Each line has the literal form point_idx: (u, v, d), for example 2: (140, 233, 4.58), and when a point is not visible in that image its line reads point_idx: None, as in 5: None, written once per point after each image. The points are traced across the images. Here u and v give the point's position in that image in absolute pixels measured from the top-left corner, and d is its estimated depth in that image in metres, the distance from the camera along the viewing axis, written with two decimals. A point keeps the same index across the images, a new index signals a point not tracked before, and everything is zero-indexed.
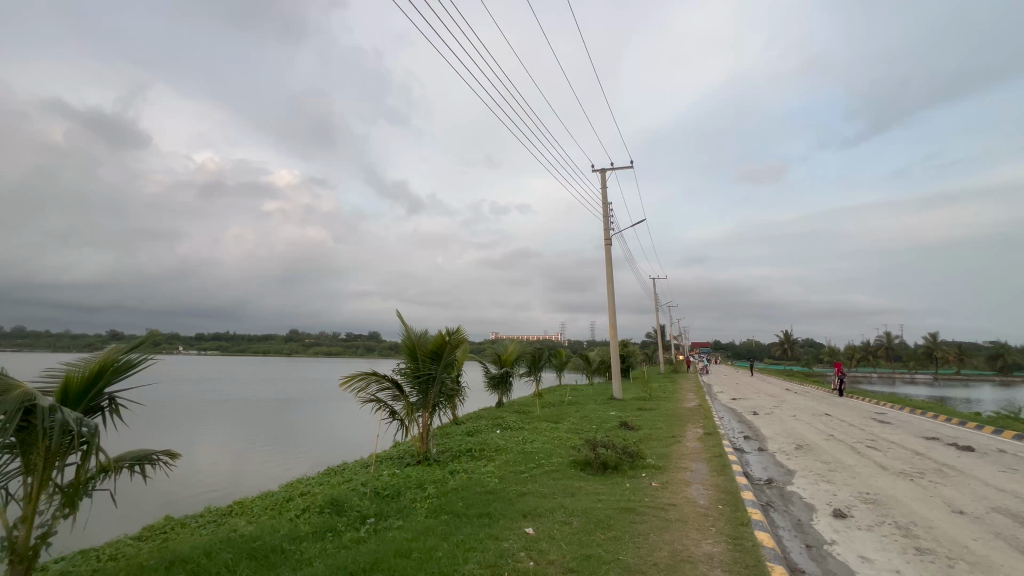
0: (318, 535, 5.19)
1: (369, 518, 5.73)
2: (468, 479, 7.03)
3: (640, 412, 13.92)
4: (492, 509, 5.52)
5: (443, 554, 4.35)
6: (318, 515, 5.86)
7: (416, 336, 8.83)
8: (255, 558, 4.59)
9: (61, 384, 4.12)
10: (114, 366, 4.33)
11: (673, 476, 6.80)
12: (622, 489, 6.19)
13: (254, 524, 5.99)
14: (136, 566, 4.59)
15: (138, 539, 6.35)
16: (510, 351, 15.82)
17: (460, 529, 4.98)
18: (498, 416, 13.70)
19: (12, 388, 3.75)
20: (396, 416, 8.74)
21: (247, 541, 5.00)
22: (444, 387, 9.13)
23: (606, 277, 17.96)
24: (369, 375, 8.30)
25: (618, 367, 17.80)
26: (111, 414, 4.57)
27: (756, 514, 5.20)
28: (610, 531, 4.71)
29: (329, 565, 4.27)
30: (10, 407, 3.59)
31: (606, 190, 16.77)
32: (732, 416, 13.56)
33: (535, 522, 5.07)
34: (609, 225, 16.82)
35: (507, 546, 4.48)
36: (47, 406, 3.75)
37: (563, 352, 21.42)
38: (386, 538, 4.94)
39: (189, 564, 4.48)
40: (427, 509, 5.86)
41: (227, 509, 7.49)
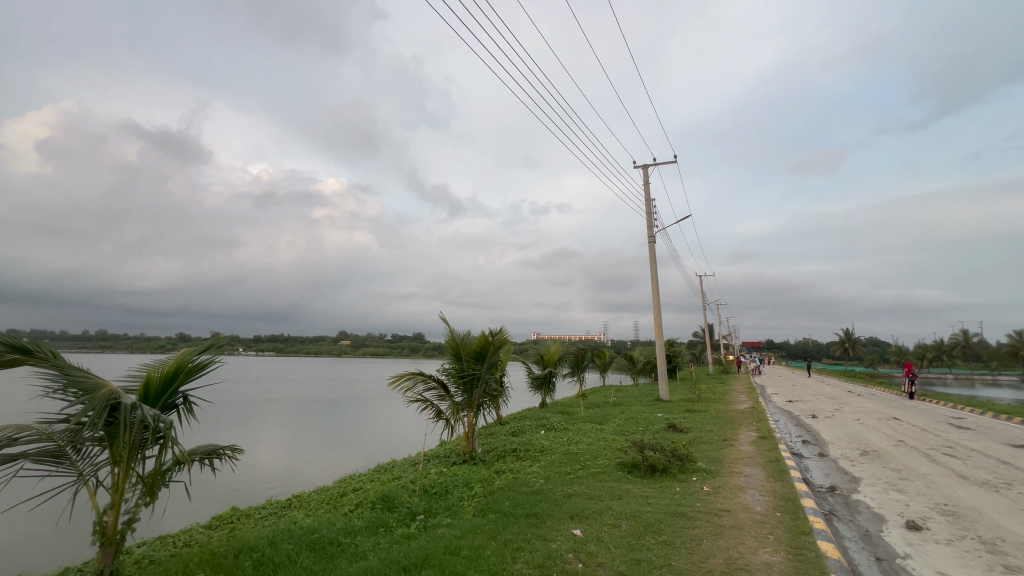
0: (372, 530, 5.38)
1: (418, 514, 5.88)
2: (514, 479, 7.06)
3: (689, 413, 13.50)
4: (539, 509, 5.53)
5: (491, 553, 4.39)
6: (370, 511, 6.08)
7: (460, 337, 8.96)
8: (315, 550, 4.81)
9: (142, 384, 4.48)
10: (188, 367, 4.68)
11: (726, 480, 6.54)
12: (671, 493, 6.03)
13: (312, 517, 6.29)
14: (206, 553, 4.91)
15: (208, 527, 6.84)
16: (552, 351, 15.79)
17: (508, 529, 5.01)
18: (541, 416, 13.70)
19: (100, 387, 4.12)
20: (442, 416, 8.91)
21: (307, 533, 5.25)
22: (488, 387, 9.22)
23: (651, 275, 17.49)
24: (416, 375, 8.49)
25: (664, 367, 17.33)
26: (185, 411, 4.92)
27: (819, 523, 4.92)
28: (661, 536, 4.60)
29: (383, 559, 4.41)
30: (98, 405, 3.93)
31: (648, 186, 16.37)
32: (789, 419, 12.91)
33: (582, 524, 5.03)
34: (653, 223, 16.39)
35: (555, 547, 4.47)
36: (130, 405, 4.08)
37: (607, 352, 21.10)
38: (435, 535, 5.04)
39: (255, 552, 4.76)
40: (474, 508, 5.92)
41: (286, 502, 7.91)
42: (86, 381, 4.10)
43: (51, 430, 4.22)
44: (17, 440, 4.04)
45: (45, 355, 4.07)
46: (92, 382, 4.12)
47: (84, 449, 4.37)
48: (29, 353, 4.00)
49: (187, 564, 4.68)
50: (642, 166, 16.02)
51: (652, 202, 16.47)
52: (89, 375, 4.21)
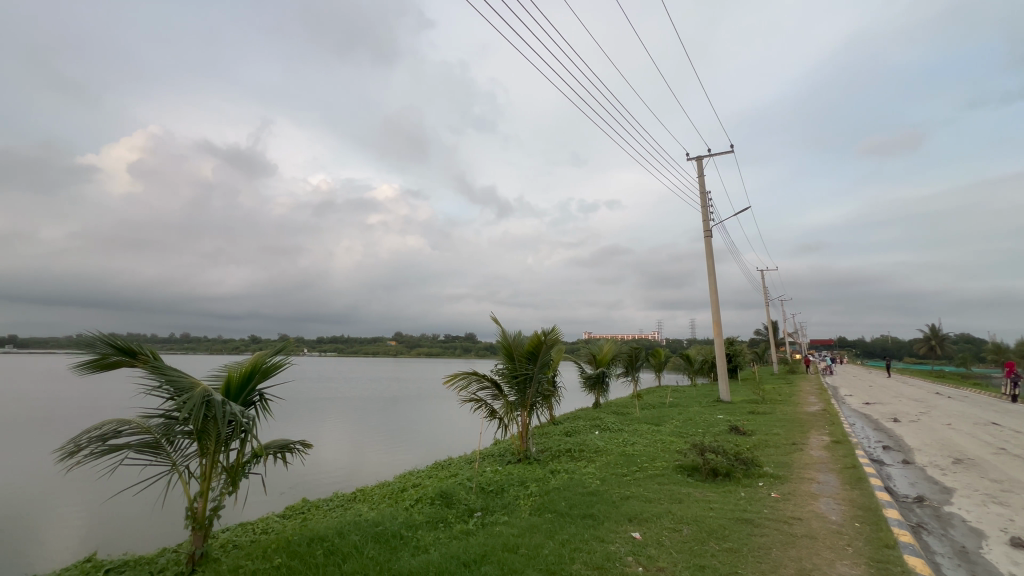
0: (432, 525, 5.56)
1: (476, 511, 6.00)
2: (569, 479, 7.04)
3: (753, 416, 12.84)
4: (596, 510, 5.48)
5: (549, 552, 4.40)
6: (429, 506, 6.27)
7: (512, 338, 9.03)
8: (379, 541, 5.04)
9: (224, 383, 4.88)
10: (263, 367, 5.05)
11: (796, 487, 6.17)
12: (735, 498, 5.76)
13: (376, 510, 6.58)
14: (282, 540, 5.25)
15: (283, 516, 7.33)
16: (605, 350, 15.61)
17: (565, 529, 5.01)
18: (595, 416, 13.55)
19: (194, 386, 4.51)
20: (496, 415, 9.04)
21: (372, 525, 5.50)
22: (541, 387, 9.23)
23: (708, 271, 16.75)
24: (470, 375, 8.66)
25: (724, 367, 16.57)
26: (262, 408, 5.29)
27: (904, 536, 4.54)
28: (725, 542, 4.42)
29: (443, 554, 4.54)
30: (192, 402, 4.33)
31: (703, 178, 15.71)
32: (866, 423, 11.96)
33: (641, 527, 4.92)
34: (708, 216, 15.73)
35: (613, 549, 4.41)
36: (219, 401, 4.48)
37: (662, 351, 20.50)
38: (493, 532, 5.12)
39: (325, 542, 5.05)
40: (531, 506, 5.98)
41: (351, 495, 8.32)
42: (181, 379, 4.52)
43: (149, 424, 4.69)
44: (122, 432, 4.53)
45: (147, 356, 4.55)
46: (186, 381, 4.53)
47: (177, 442, 4.81)
48: (132, 354, 4.47)
49: (266, 550, 5.04)
50: (695, 157, 15.37)
51: (707, 194, 15.80)
52: (181, 374, 4.64)
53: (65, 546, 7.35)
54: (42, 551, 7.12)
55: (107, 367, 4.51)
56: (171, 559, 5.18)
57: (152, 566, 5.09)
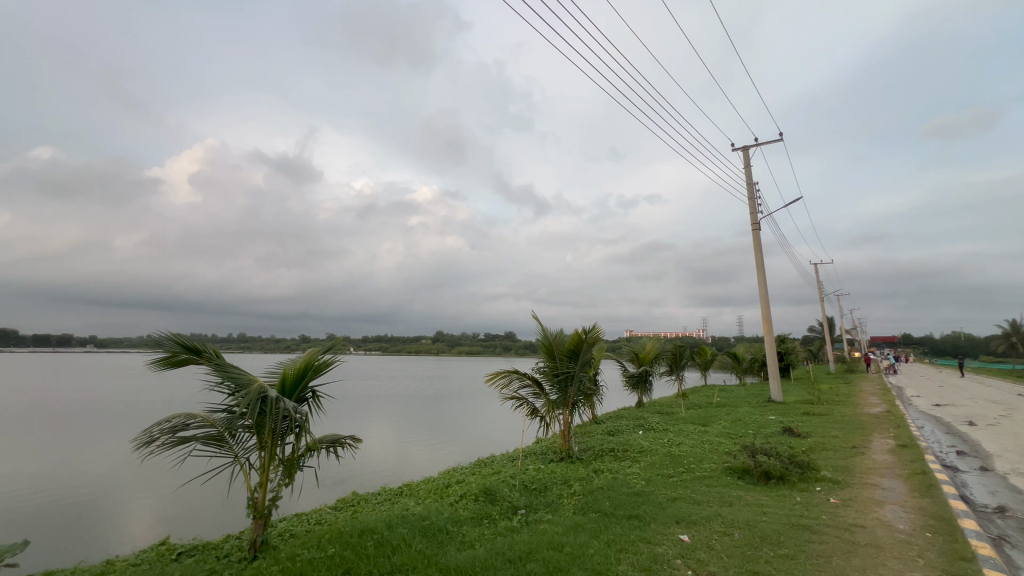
0: (477, 521, 5.63)
1: (520, 509, 6.03)
2: (613, 479, 6.95)
3: (808, 417, 12.21)
4: (642, 511, 5.38)
5: (595, 552, 4.37)
6: (474, 502, 6.37)
7: (552, 336, 9.00)
8: (427, 535, 5.17)
9: (280, 379, 5.15)
10: (315, 365, 5.30)
11: (858, 493, 5.81)
12: (790, 503, 5.50)
13: (422, 505, 6.74)
14: (335, 531, 5.48)
15: (335, 508, 7.65)
16: (648, 348, 15.33)
17: (611, 529, 4.95)
18: (638, 416, 13.30)
19: (252, 383, 4.78)
20: (537, 413, 9.05)
21: (419, 519, 5.65)
22: (582, 385, 9.15)
23: (757, 266, 16.05)
24: (511, 373, 8.72)
25: (775, 366, 15.82)
26: (314, 404, 5.53)
27: (984, 549, 4.19)
28: (781, 548, 4.23)
29: (489, 550, 4.59)
30: (251, 398, 4.58)
31: (749, 169, 15.05)
32: (937, 425, 11.11)
33: (690, 530, 4.79)
34: (756, 208, 15.06)
35: (661, 551, 4.32)
36: (275, 397, 4.72)
37: (708, 349, 19.84)
38: (538, 530, 5.14)
39: (375, 534, 5.24)
40: (575, 505, 5.95)
41: (398, 490, 8.56)
42: (240, 376, 4.80)
43: (213, 418, 5.01)
44: (189, 425, 4.87)
45: (210, 354, 4.85)
46: (245, 379, 4.81)
47: (238, 435, 5.11)
48: (198, 352, 4.79)
49: (321, 540, 5.29)
50: (741, 147, 14.75)
51: (754, 185, 15.13)
52: (241, 372, 4.92)
53: (141, 530, 7.97)
54: (122, 534, 7.75)
55: (176, 364, 4.85)
56: (235, 546, 5.51)
57: (218, 551, 5.44)
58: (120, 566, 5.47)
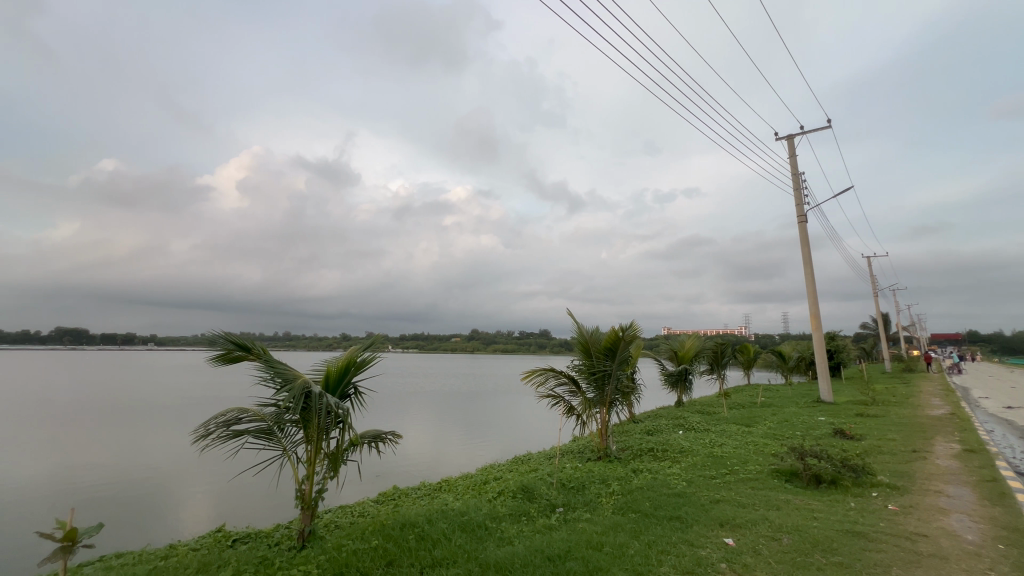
0: (515, 518, 5.66)
1: (558, 506, 6.02)
2: (653, 480, 6.81)
3: (861, 418, 11.57)
4: (683, 512, 5.26)
5: (635, 552, 4.31)
6: (512, 499, 6.40)
7: (589, 333, 8.90)
8: (466, 530, 5.24)
9: (324, 376, 5.33)
10: (356, 361, 5.46)
11: (920, 500, 5.46)
12: (844, 508, 5.23)
13: (461, 501, 6.84)
14: (377, 524, 5.63)
15: (377, 501, 7.87)
16: (687, 347, 14.94)
17: (651, 530, 4.87)
18: (678, 415, 12.99)
19: (297, 378, 4.98)
20: (574, 411, 9.00)
21: (458, 515, 5.73)
22: (620, 384, 9.00)
23: (803, 259, 15.32)
24: (547, 371, 8.70)
25: (824, 365, 15.07)
26: (356, 399, 5.70)
27: None
28: (834, 556, 4.03)
29: (528, 547, 4.60)
30: (297, 392, 4.77)
31: (794, 159, 14.37)
32: (1008, 429, 10.27)
33: (735, 533, 4.64)
34: (802, 200, 14.38)
35: (704, 554, 4.21)
36: (318, 393, 4.89)
37: (751, 347, 19.12)
38: (576, 529, 5.11)
39: (416, 527, 5.35)
40: (613, 505, 5.88)
41: (437, 485, 8.72)
42: (287, 372, 5.01)
43: (263, 413, 5.25)
44: (242, 418, 5.12)
45: (259, 351, 5.08)
46: (291, 374, 5.02)
47: (286, 429, 5.33)
48: (249, 349, 5.02)
49: (365, 531, 5.46)
50: (785, 136, 14.08)
51: (799, 175, 14.45)
52: (287, 368, 5.13)
53: (199, 517, 8.47)
54: (183, 520, 8.25)
55: (230, 361, 5.12)
56: (285, 534, 5.78)
57: (269, 539, 5.71)
58: (181, 550, 5.84)
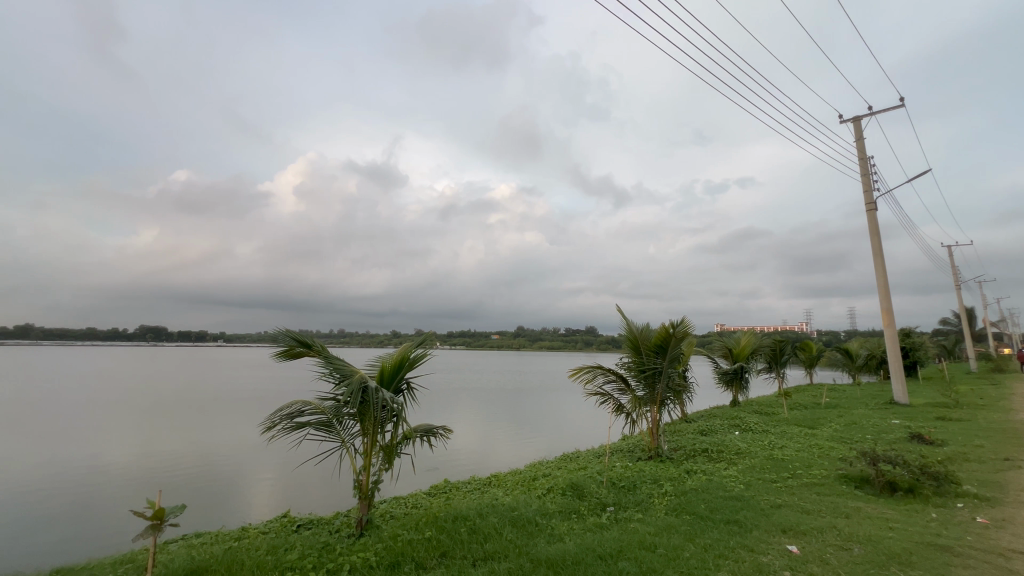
0: (565, 515, 5.65)
1: (608, 505, 5.95)
2: (708, 481, 6.59)
3: (942, 422, 10.64)
4: (741, 517, 5.05)
5: (690, 555, 4.18)
6: (562, 496, 6.40)
7: (638, 330, 8.71)
8: (517, 525, 5.29)
9: (379, 371, 5.54)
10: (408, 358, 5.64)
11: (1015, 513, 4.94)
12: (923, 519, 4.83)
13: (511, 496, 6.91)
14: (430, 515, 5.79)
15: (429, 494, 8.11)
16: (743, 343, 14.33)
17: (707, 533, 4.71)
18: (734, 415, 12.48)
19: (355, 374, 5.22)
20: (623, 409, 8.85)
21: (508, 510, 5.78)
22: (671, 382, 8.75)
23: (873, 250, 14.24)
24: (595, 368, 8.62)
25: (898, 363, 13.95)
26: (409, 394, 5.89)
27: None
28: (913, 570, 3.74)
29: (579, 545, 4.59)
30: (354, 387, 5.00)
31: (862, 142, 13.36)
32: None
33: (799, 541, 4.41)
34: (871, 185, 13.34)
35: (766, 561, 4.02)
36: (375, 387, 5.10)
37: (813, 345, 18.02)
38: (628, 529, 5.04)
39: (468, 520, 5.46)
40: (666, 506, 5.74)
41: (487, 479, 8.85)
42: (345, 368, 5.25)
43: (323, 406, 5.54)
44: (304, 411, 5.42)
45: (318, 348, 5.36)
46: (349, 369, 5.26)
47: (344, 422, 5.58)
48: (309, 346, 5.30)
49: (419, 522, 5.62)
50: (851, 118, 13.13)
51: (868, 159, 13.42)
52: (345, 364, 5.36)
53: (266, 503, 9.05)
54: (252, 506, 8.84)
55: (293, 356, 5.42)
56: (344, 522, 6.07)
57: (330, 526, 6.03)
58: (252, 532, 6.28)
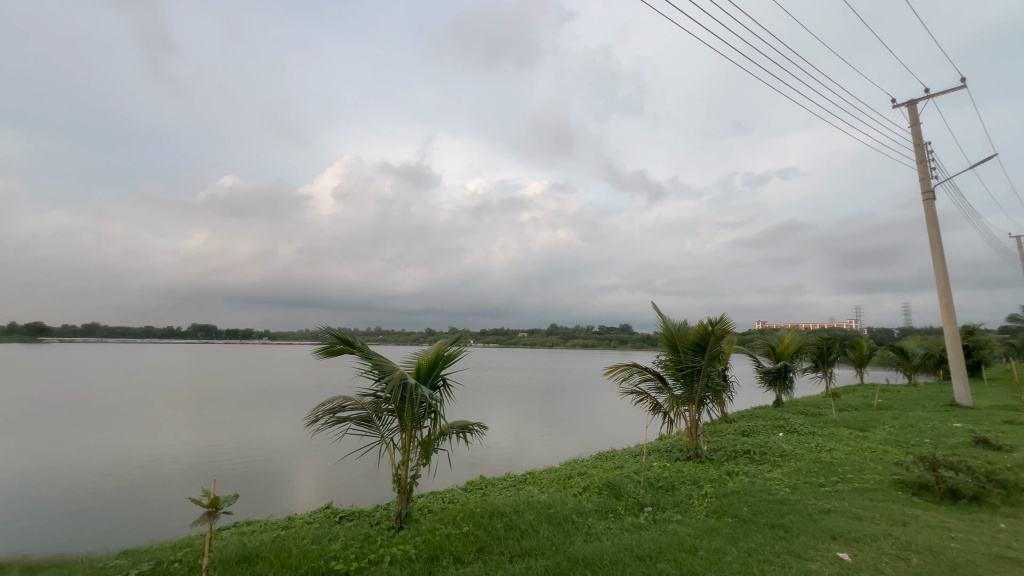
0: (602, 514, 5.60)
1: (646, 506, 5.86)
2: (750, 484, 6.39)
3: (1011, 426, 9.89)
4: (787, 521, 4.86)
5: (733, 559, 4.07)
6: (598, 495, 6.35)
7: (675, 327, 8.52)
8: (553, 523, 5.28)
9: (416, 368, 5.64)
10: (444, 355, 5.74)
11: None
12: (990, 530, 4.50)
13: (546, 493, 6.91)
14: (467, 511, 5.87)
15: (465, 489, 8.22)
16: (787, 341, 13.76)
17: (751, 537, 4.57)
18: (777, 416, 12.03)
19: (394, 370, 5.34)
20: (660, 408, 8.68)
21: (544, 507, 5.78)
22: (710, 381, 8.51)
23: (930, 242, 13.36)
24: (630, 367, 8.50)
25: (960, 363, 13.05)
26: (445, 391, 5.98)
27: None
28: None
29: (616, 544, 4.54)
30: (394, 384, 5.11)
31: (917, 128, 12.55)
32: None
33: (851, 548, 4.20)
34: (928, 173, 12.51)
35: (814, 568, 3.87)
36: (413, 384, 5.20)
37: (864, 343, 17.11)
38: (667, 530, 4.95)
39: (505, 517, 5.50)
40: (706, 507, 5.59)
41: (523, 477, 8.88)
42: (385, 365, 5.38)
43: (363, 402, 5.69)
44: (345, 407, 5.60)
45: (359, 345, 5.51)
46: (388, 366, 5.39)
47: (383, 417, 5.72)
48: (350, 343, 5.46)
49: (456, 517, 5.71)
50: (906, 102, 12.35)
51: (924, 145, 12.58)
52: (383, 361, 5.49)
53: (310, 494, 9.40)
54: (298, 497, 9.22)
55: (333, 354, 5.59)
56: (384, 515, 6.23)
57: (371, 518, 6.21)
58: (298, 522, 6.54)
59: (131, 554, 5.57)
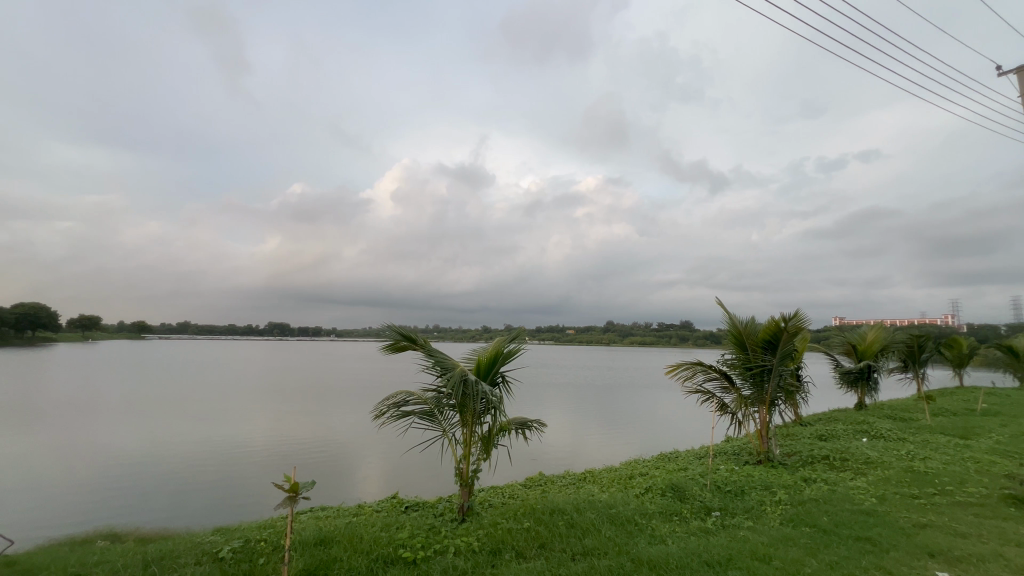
0: (667, 517, 5.44)
1: (714, 510, 5.61)
2: (831, 492, 5.94)
3: None
4: (874, 534, 4.48)
5: (813, 571, 3.81)
6: (661, 497, 6.17)
7: (743, 324, 8.09)
8: (616, 523, 5.21)
9: (476, 364, 5.75)
10: (503, 352, 5.82)
11: None
12: None
13: (607, 493, 6.81)
14: (528, 507, 5.90)
15: (524, 485, 8.30)
16: (869, 339, 12.62)
17: (832, 549, 4.25)
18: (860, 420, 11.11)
19: (455, 367, 5.46)
20: (727, 409, 8.27)
21: (606, 507, 5.71)
22: (783, 380, 8.00)
23: None
24: (694, 365, 8.18)
25: None
26: (504, 387, 6.04)
27: None
28: None
29: (683, 548, 4.39)
30: (455, 380, 5.22)
31: None
32: None
33: (952, 568, 3.80)
34: None
35: None
36: (474, 380, 5.30)
37: (962, 341, 15.35)
38: (738, 536, 4.72)
39: (565, 514, 5.48)
40: (781, 515, 5.27)
41: (581, 475, 8.81)
42: (446, 361, 5.52)
43: (425, 397, 5.85)
44: (409, 401, 5.80)
45: (421, 342, 5.67)
46: (449, 363, 5.52)
47: (445, 412, 5.89)
48: (413, 340, 5.65)
49: (516, 512, 5.77)
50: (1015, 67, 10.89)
51: None
52: (444, 358, 5.63)
53: (377, 484, 9.89)
54: (366, 486, 9.72)
55: (398, 350, 5.80)
56: (447, 507, 6.42)
57: (435, 509, 6.42)
58: (368, 510, 6.90)
59: (225, 531, 6.14)
